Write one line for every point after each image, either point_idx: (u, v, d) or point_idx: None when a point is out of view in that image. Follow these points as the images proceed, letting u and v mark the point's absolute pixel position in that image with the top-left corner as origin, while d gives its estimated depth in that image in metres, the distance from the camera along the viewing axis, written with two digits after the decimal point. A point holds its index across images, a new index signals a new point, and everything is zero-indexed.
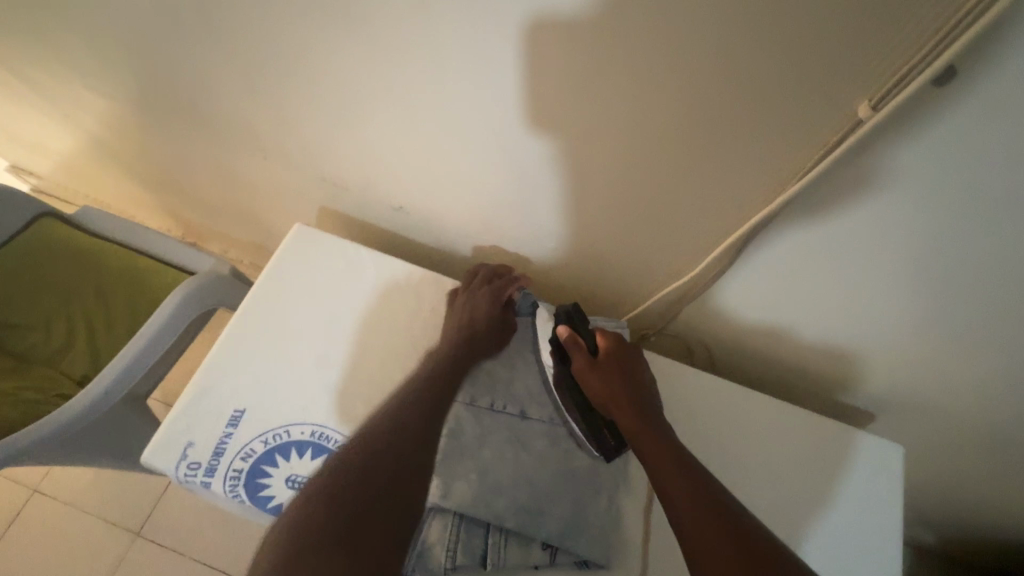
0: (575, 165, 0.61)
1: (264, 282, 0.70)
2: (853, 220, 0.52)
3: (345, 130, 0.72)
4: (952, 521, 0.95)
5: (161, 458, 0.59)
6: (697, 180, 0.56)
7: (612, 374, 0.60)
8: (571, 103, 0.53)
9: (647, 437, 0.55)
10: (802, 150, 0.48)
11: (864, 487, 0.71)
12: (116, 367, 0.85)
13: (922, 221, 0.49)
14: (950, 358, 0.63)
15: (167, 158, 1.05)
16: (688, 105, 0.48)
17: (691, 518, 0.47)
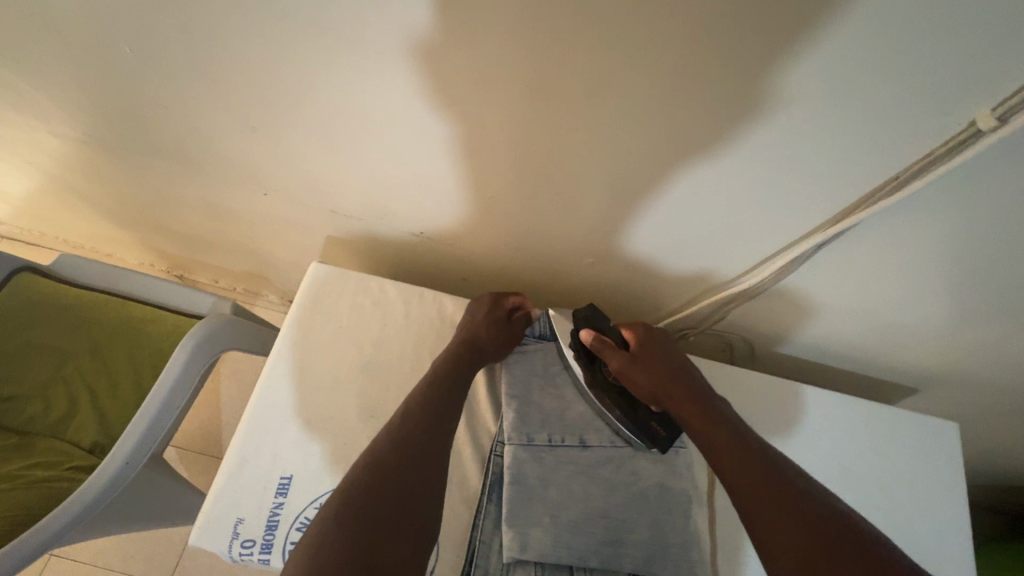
0: (628, 178, 0.57)
1: (291, 336, 0.65)
2: (927, 225, 0.52)
3: (359, 162, 0.67)
4: (979, 466, 0.99)
5: (210, 541, 0.55)
6: (773, 194, 0.54)
7: (651, 356, 0.59)
8: (642, 124, 0.49)
9: (695, 414, 0.55)
10: (896, 158, 0.47)
11: (916, 467, 0.73)
12: (129, 438, 0.79)
13: (1008, 214, 0.48)
14: (1003, 333, 0.64)
15: (148, 197, 0.96)
16: (791, 129, 0.46)
17: (754, 491, 0.47)
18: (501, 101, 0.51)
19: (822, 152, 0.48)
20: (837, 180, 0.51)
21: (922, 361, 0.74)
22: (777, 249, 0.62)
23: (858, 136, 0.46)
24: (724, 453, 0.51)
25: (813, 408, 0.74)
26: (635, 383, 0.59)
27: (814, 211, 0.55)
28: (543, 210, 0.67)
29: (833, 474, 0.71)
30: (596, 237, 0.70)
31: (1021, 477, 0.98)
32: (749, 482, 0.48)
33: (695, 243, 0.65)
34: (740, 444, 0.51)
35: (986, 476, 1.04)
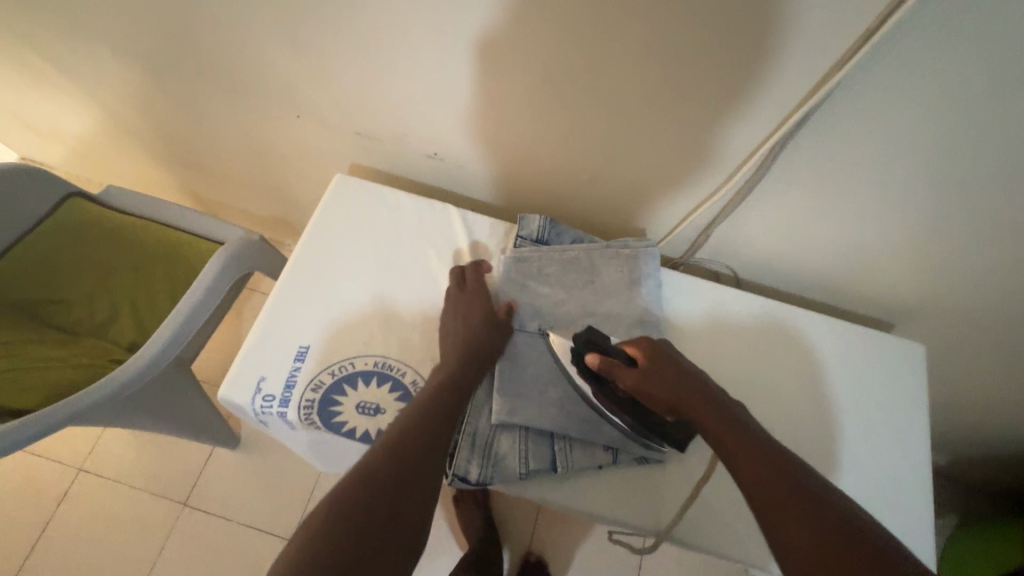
0: (603, 81, 0.62)
1: (314, 230, 0.73)
2: (872, 119, 0.57)
3: (381, 82, 0.74)
4: (964, 412, 1.03)
5: (236, 393, 0.62)
6: (740, 96, 0.59)
7: (658, 376, 0.56)
8: (611, 16, 0.54)
9: (724, 432, 0.51)
10: (836, 45, 0.51)
11: (890, 377, 0.74)
12: (163, 333, 0.88)
13: (954, 119, 0.54)
14: (968, 257, 0.69)
15: (190, 130, 1.05)
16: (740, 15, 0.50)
17: (782, 517, 0.43)
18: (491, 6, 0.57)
19: (781, 48, 0.53)
20: (789, 79, 0.55)
21: (897, 289, 0.78)
22: (742, 158, 0.66)
23: (805, 24, 0.50)
24: (747, 477, 0.47)
25: (790, 319, 0.76)
26: (654, 398, 0.56)
27: (773, 113, 0.59)
28: (539, 132, 0.73)
29: (819, 387, 0.73)
30: (591, 156, 0.75)
31: (1004, 425, 1.02)
32: (779, 510, 0.44)
33: (666, 155, 0.70)
34: (774, 469, 0.47)
35: (971, 427, 1.07)
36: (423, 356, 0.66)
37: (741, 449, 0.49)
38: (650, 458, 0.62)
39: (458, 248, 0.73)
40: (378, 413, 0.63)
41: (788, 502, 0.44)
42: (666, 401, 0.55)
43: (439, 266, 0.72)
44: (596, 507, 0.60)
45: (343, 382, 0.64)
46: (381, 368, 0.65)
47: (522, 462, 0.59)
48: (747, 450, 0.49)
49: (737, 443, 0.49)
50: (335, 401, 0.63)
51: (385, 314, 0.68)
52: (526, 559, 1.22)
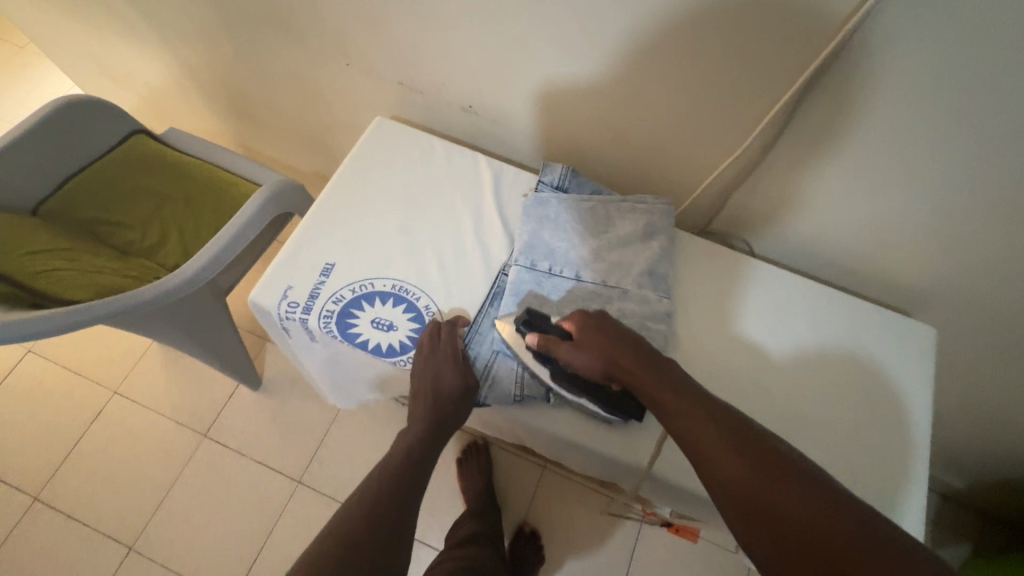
0: (623, 28, 0.65)
1: (352, 165, 0.78)
2: (888, 79, 0.57)
3: (423, 29, 0.79)
4: (985, 420, 1.00)
5: (265, 296, 0.67)
6: (757, 52, 0.61)
7: (593, 345, 0.57)
8: None
9: (678, 411, 0.51)
10: (848, 1, 0.53)
11: (899, 356, 0.72)
12: (205, 254, 0.96)
13: (967, 85, 0.54)
14: (988, 243, 0.68)
15: (247, 79, 1.13)
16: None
17: (748, 506, 0.44)
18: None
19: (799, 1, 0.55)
20: (804, 35, 0.57)
21: (914, 273, 0.78)
22: (760, 118, 0.68)
23: None
24: (717, 468, 0.47)
25: (800, 289, 0.76)
26: (596, 368, 0.57)
27: (789, 73, 0.62)
28: (567, 86, 0.77)
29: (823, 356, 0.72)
30: (615, 115, 0.78)
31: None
32: (745, 499, 0.45)
33: (686, 115, 0.73)
34: (738, 452, 0.47)
35: (992, 438, 1.04)
36: (434, 281, 0.70)
37: (698, 428, 0.49)
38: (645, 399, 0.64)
39: (480, 191, 0.77)
40: (390, 329, 0.67)
41: (747, 475, 0.45)
42: (601, 366, 0.57)
43: (459, 206, 0.76)
44: (587, 438, 0.63)
45: (361, 299, 0.68)
46: (398, 291, 0.69)
47: (517, 386, 0.63)
48: (704, 430, 0.49)
49: (693, 421, 0.50)
50: (352, 314, 0.67)
51: (406, 243, 0.73)
52: (520, 528, 1.23)
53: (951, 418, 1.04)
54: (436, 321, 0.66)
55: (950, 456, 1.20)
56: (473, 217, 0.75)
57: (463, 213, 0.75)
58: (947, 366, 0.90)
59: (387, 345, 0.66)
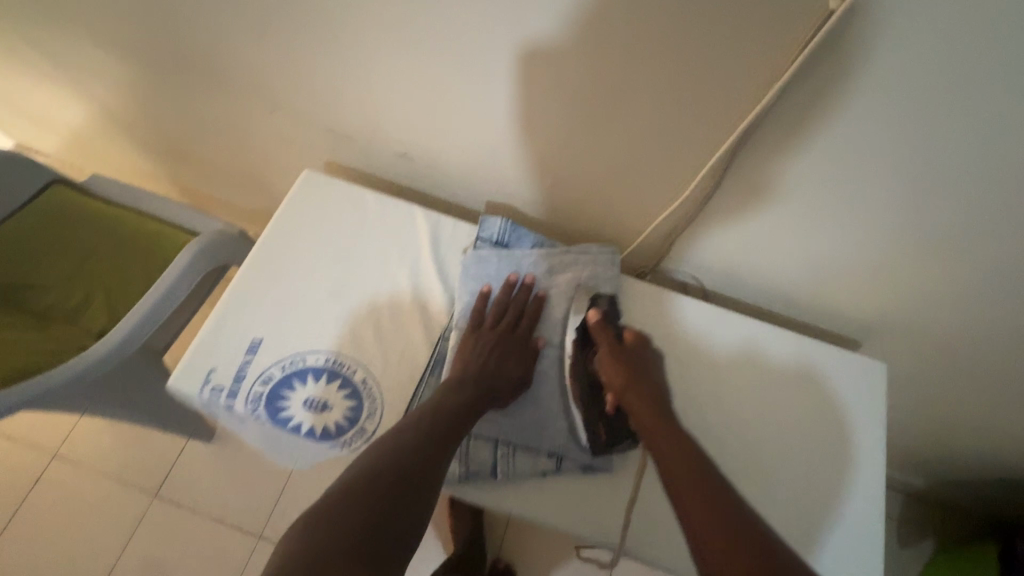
0: (555, 78, 0.63)
1: (277, 224, 0.73)
2: (825, 126, 0.56)
3: (350, 78, 0.74)
4: (939, 429, 1.02)
5: (185, 383, 0.62)
6: (693, 100, 0.59)
7: (633, 359, 0.63)
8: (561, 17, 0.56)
9: (659, 436, 0.56)
10: (782, 51, 0.51)
11: (842, 397, 0.73)
12: (131, 319, 0.89)
13: (901, 132, 0.54)
14: (929, 274, 0.69)
15: (173, 122, 1.06)
16: (684, 15, 0.51)
17: (705, 520, 0.47)
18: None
19: (731, 57, 0.53)
20: (740, 83, 0.55)
21: (861, 306, 0.78)
22: (701, 164, 0.66)
23: (749, 36, 0.51)
24: (682, 488, 0.50)
25: (745, 331, 0.76)
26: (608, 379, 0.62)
27: (727, 120, 0.60)
28: (503, 135, 0.74)
29: (772, 403, 0.73)
30: (554, 162, 0.75)
31: (978, 442, 1.01)
32: (704, 512, 0.47)
33: (627, 161, 0.70)
34: (708, 492, 0.49)
35: (947, 443, 1.06)
36: (372, 351, 0.66)
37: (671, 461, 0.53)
38: (593, 467, 0.62)
39: (418, 249, 0.73)
40: (325, 410, 0.62)
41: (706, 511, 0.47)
42: (622, 377, 0.61)
43: (396, 267, 0.72)
44: (536, 514, 0.60)
45: (292, 377, 0.64)
46: (332, 366, 0.65)
47: (463, 463, 0.60)
48: (678, 457, 0.53)
49: (673, 454, 0.53)
50: (282, 396, 0.63)
51: (340, 309, 0.68)
52: (493, 566, 1.20)
53: (908, 427, 1.06)
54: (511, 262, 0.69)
55: (909, 460, 1.22)
56: (412, 279, 0.71)
57: (401, 275, 0.71)
58: (899, 383, 0.92)
59: (321, 428, 0.62)
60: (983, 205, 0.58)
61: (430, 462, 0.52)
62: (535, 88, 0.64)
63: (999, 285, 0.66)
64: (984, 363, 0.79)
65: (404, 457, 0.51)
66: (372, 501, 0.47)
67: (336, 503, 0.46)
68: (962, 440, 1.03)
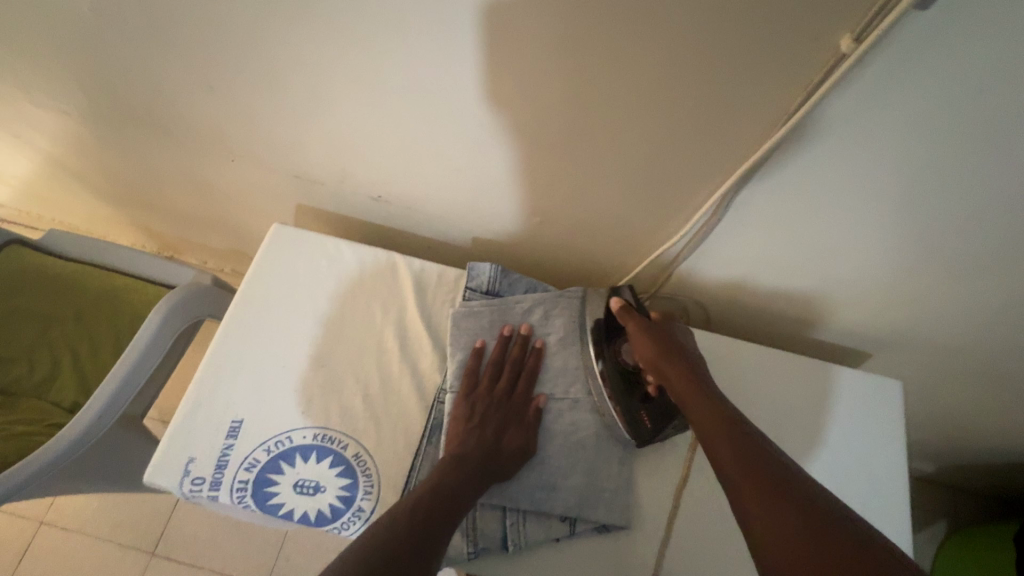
0: (540, 117, 0.58)
1: (249, 289, 0.67)
2: (836, 157, 0.53)
3: (319, 126, 0.69)
4: (948, 425, 1.01)
5: (163, 476, 0.57)
6: (692, 134, 0.55)
7: (667, 339, 0.59)
8: (546, 58, 0.51)
9: (695, 400, 0.53)
10: (788, 90, 0.47)
11: (855, 423, 0.71)
12: (103, 392, 0.83)
13: (916, 163, 0.51)
14: (941, 291, 0.66)
15: (132, 172, 1.00)
16: (684, 51, 0.47)
17: (749, 484, 0.44)
18: (414, 38, 0.53)
19: (734, 95, 0.50)
20: (744, 117, 0.51)
21: (871, 322, 0.75)
22: (700, 195, 0.62)
23: (753, 75, 0.47)
24: (722, 449, 0.48)
25: (749, 361, 0.74)
26: (642, 357, 0.59)
27: (729, 154, 0.56)
28: (488, 174, 0.69)
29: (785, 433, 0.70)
30: (544, 198, 0.71)
31: (988, 434, 1.00)
32: (746, 473, 0.45)
33: (621, 194, 0.66)
34: (762, 473, 0.45)
35: (956, 435, 1.05)
36: (365, 424, 0.62)
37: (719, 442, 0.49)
38: (609, 526, 0.59)
39: (406, 304, 0.68)
40: (317, 493, 0.58)
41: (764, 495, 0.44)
42: (656, 361, 0.58)
43: (384, 326, 0.67)
44: None
45: (279, 460, 0.59)
46: (322, 442, 0.61)
47: (470, 540, 0.56)
48: (721, 432, 0.50)
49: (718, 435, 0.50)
50: (271, 481, 0.58)
51: (326, 380, 0.64)
52: None
53: (916, 424, 1.05)
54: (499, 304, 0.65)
55: (916, 449, 1.22)
56: (404, 337, 0.67)
57: (391, 335, 0.67)
58: (908, 387, 0.90)
59: (316, 512, 0.58)
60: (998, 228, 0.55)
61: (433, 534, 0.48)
62: (520, 125, 0.60)
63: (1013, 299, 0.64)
64: (995, 368, 0.78)
65: (410, 527, 0.48)
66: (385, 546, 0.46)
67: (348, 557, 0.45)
68: (970, 433, 1.02)
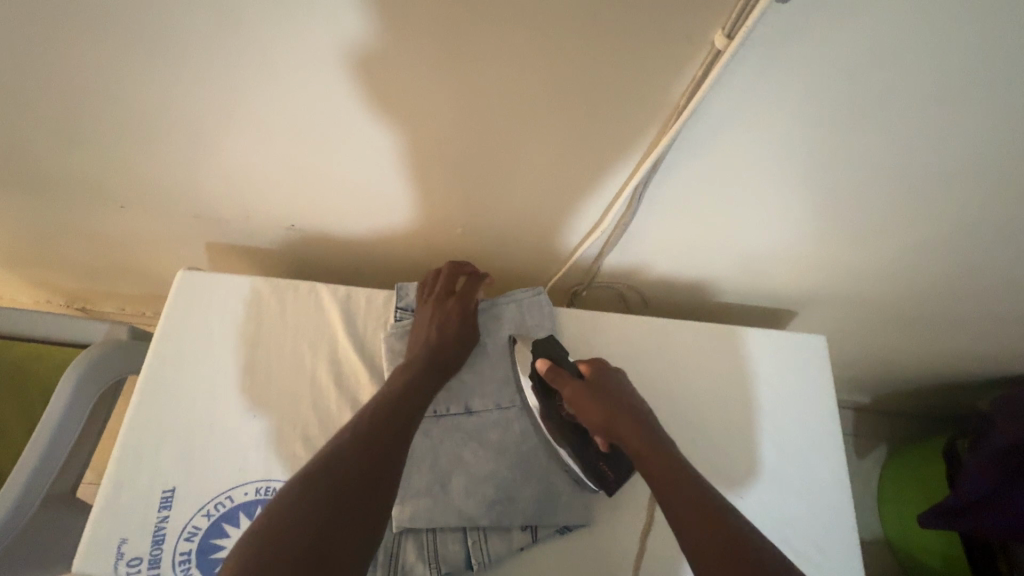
0: (441, 130, 0.56)
1: (158, 350, 0.62)
2: (732, 144, 0.54)
3: (213, 164, 0.65)
4: (877, 362, 1.09)
5: (92, 564, 0.53)
6: (594, 131, 0.55)
7: (605, 394, 0.59)
8: (435, 77, 0.49)
9: (654, 465, 0.53)
10: (677, 85, 0.48)
11: (786, 378, 0.78)
12: (18, 478, 0.75)
13: (803, 142, 0.53)
14: (848, 248, 0.70)
15: (13, 231, 0.90)
16: (567, 58, 0.46)
17: (717, 563, 0.44)
18: (295, 68, 0.50)
19: (624, 92, 0.50)
20: (643, 113, 0.52)
21: (791, 284, 0.79)
22: (615, 189, 0.63)
23: (637, 70, 0.47)
24: (686, 524, 0.47)
25: (682, 337, 0.78)
26: (587, 416, 0.59)
27: (635, 146, 0.56)
28: (402, 190, 0.67)
29: (724, 400, 0.76)
30: (461, 205, 0.69)
31: (912, 364, 1.08)
32: (709, 548, 0.45)
33: (535, 195, 0.66)
34: (732, 549, 0.44)
35: (885, 369, 1.13)
36: None
37: (681, 509, 0.48)
38: (570, 526, 0.60)
39: (336, 338, 0.66)
40: None
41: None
42: (598, 420, 0.58)
43: (317, 362, 0.65)
44: None
45: (222, 523, 0.56)
46: (266, 494, 0.58)
47: (433, 566, 0.55)
48: (679, 494, 0.49)
49: (680, 504, 0.49)
50: (216, 546, 0.55)
51: (260, 431, 0.61)
52: None
53: (849, 365, 1.12)
54: (427, 292, 0.68)
55: (854, 386, 1.30)
56: (340, 373, 0.65)
57: (326, 372, 0.64)
58: (835, 335, 0.96)
59: None
60: (886, 189, 0.59)
61: (392, 447, 0.50)
62: (424, 139, 0.58)
63: (908, 246, 0.69)
64: (905, 309, 0.84)
65: (373, 439, 0.49)
66: (323, 508, 0.43)
67: (287, 510, 0.42)
68: (894, 366, 1.10)
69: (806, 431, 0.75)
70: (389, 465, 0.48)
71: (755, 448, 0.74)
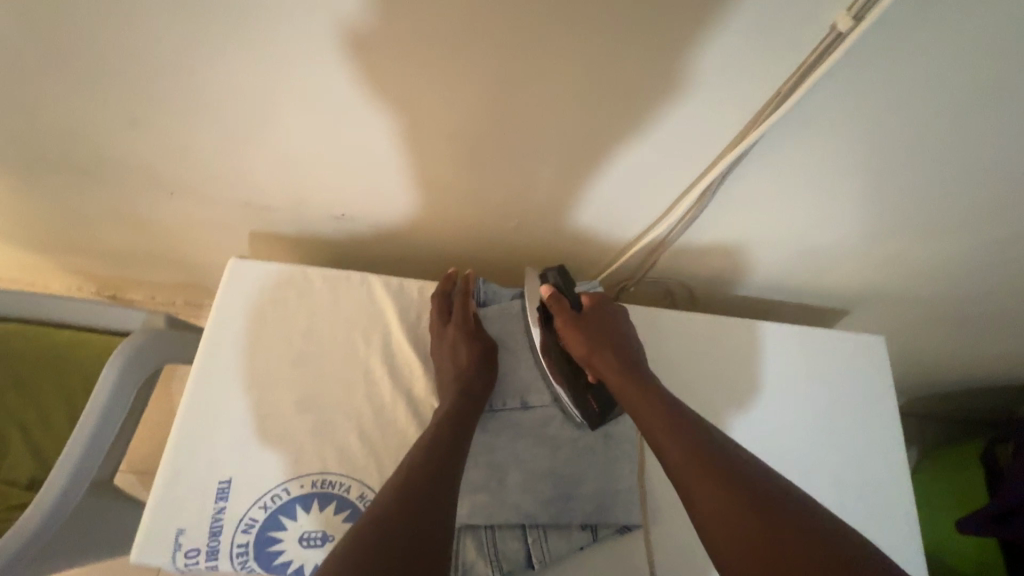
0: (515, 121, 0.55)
1: (211, 341, 0.61)
2: (817, 138, 0.52)
3: (271, 152, 0.63)
4: (919, 364, 1.07)
5: (150, 554, 0.52)
6: (675, 123, 0.53)
7: (600, 325, 0.58)
8: (524, 68, 0.48)
9: (642, 397, 0.53)
10: (780, 73, 0.46)
11: (842, 379, 0.76)
12: (63, 467, 0.74)
13: (892, 137, 0.51)
14: (913, 248, 0.68)
15: (54, 217, 0.89)
16: (664, 49, 0.44)
17: (695, 477, 0.46)
18: (378, 60, 0.48)
19: (720, 79, 0.47)
20: (733, 107, 0.50)
21: (847, 283, 0.77)
22: (682, 186, 0.62)
23: (741, 57, 0.45)
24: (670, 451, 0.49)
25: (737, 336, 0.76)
26: (574, 346, 0.58)
27: (716, 138, 0.54)
28: (460, 181, 0.66)
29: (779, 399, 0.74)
30: (517, 199, 0.68)
31: (957, 367, 1.06)
32: (690, 467, 0.47)
33: (599, 188, 0.64)
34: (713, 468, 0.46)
35: (929, 372, 1.11)
36: (366, 463, 0.59)
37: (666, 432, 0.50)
38: (629, 525, 0.59)
39: (390, 331, 0.65)
40: (325, 543, 0.55)
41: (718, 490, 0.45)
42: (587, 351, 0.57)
43: (371, 356, 0.64)
44: None
45: (279, 515, 0.56)
46: (322, 487, 0.57)
47: (494, 563, 0.54)
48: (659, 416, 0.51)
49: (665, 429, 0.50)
50: (273, 539, 0.55)
51: (316, 424, 0.60)
52: None
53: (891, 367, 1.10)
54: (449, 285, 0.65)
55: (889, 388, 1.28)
56: (395, 366, 0.64)
57: (380, 366, 0.63)
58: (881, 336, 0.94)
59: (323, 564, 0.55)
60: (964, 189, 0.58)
61: (441, 487, 0.48)
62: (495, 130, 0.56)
63: (975, 247, 0.68)
64: (958, 311, 0.83)
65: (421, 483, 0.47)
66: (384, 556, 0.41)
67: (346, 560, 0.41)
68: (937, 368, 1.08)
69: (859, 433, 0.74)
70: (441, 509, 0.46)
71: (809, 450, 0.72)
